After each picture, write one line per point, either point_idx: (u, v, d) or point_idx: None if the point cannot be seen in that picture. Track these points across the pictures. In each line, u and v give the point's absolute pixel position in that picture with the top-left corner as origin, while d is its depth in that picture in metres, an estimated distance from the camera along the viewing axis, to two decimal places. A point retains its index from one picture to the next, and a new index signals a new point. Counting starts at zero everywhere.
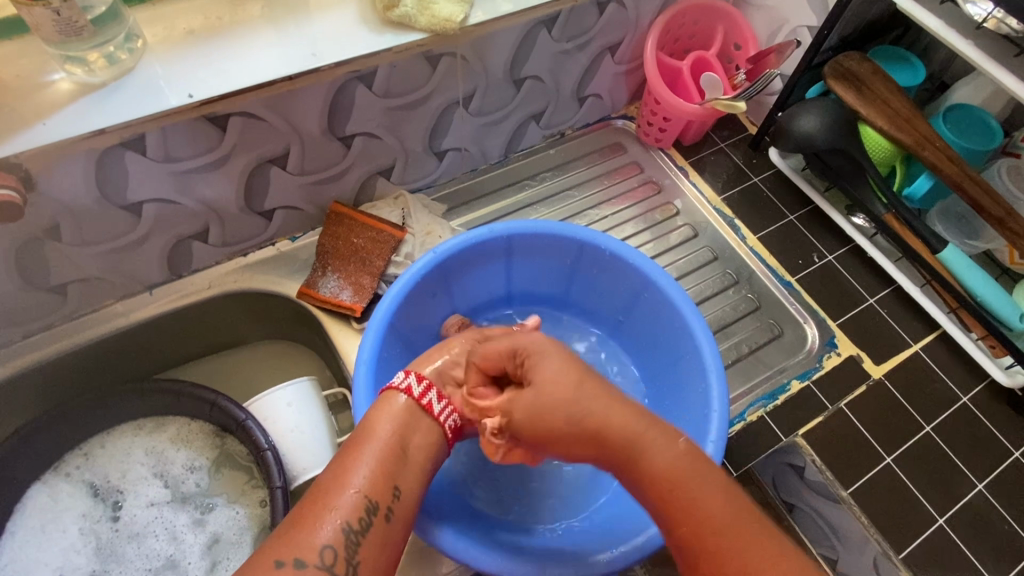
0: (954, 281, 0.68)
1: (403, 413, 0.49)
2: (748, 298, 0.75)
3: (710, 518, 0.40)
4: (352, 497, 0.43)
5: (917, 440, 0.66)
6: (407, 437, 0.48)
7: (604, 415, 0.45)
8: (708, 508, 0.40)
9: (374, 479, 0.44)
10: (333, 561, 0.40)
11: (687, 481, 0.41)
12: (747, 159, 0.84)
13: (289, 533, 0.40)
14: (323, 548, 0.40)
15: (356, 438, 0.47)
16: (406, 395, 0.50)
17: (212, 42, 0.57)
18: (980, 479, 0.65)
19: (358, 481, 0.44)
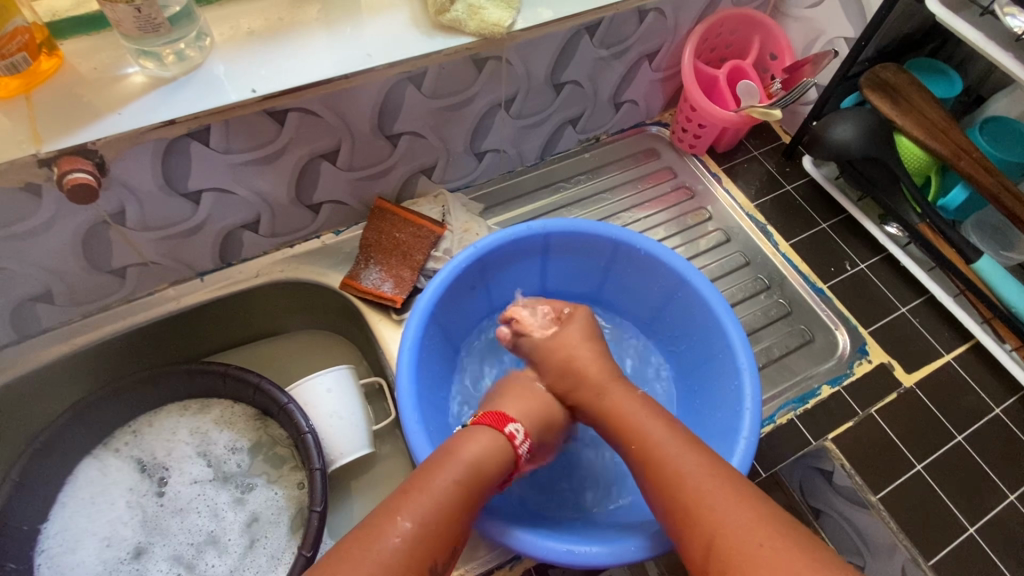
0: (988, 291, 0.68)
1: (492, 450, 0.51)
2: (779, 303, 0.76)
3: (676, 479, 0.46)
4: (438, 527, 0.45)
5: (949, 449, 0.66)
6: (494, 480, 0.50)
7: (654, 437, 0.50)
8: (671, 475, 0.47)
9: (459, 511, 0.46)
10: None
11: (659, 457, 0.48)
12: (780, 167, 0.86)
13: (377, 549, 0.42)
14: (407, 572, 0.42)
15: (448, 465, 0.48)
16: (505, 441, 0.52)
17: (273, 41, 0.60)
18: (1011, 491, 0.64)
19: (444, 510, 0.45)
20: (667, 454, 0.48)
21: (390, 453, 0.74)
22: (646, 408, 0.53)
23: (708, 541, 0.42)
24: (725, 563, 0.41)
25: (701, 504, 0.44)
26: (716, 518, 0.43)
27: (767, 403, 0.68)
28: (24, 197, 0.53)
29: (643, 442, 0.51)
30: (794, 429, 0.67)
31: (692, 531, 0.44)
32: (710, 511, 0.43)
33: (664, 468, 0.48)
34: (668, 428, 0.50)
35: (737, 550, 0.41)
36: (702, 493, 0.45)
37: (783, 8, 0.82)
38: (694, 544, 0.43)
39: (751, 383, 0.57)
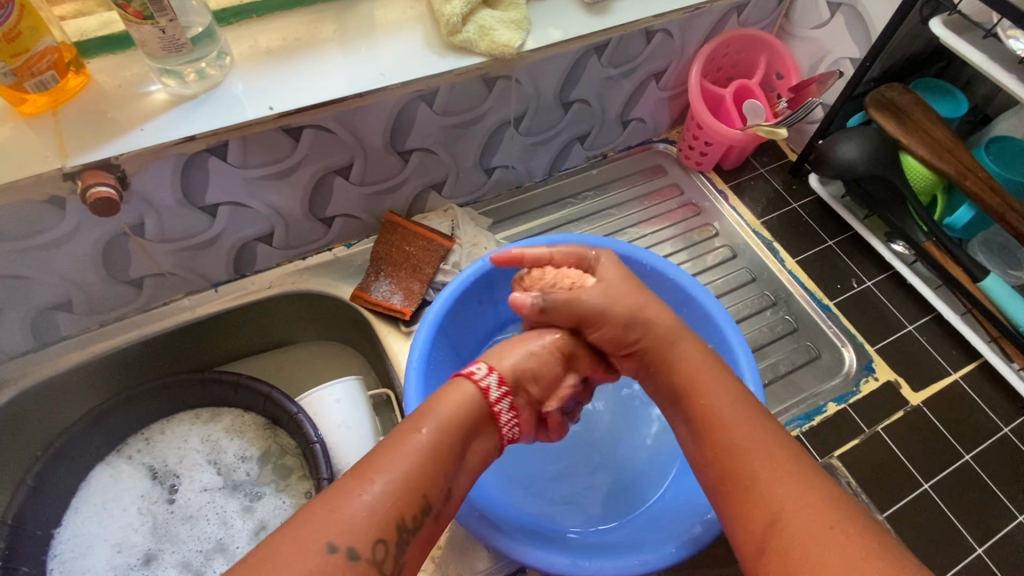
0: (995, 309, 0.68)
1: (471, 401, 0.48)
2: (786, 320, 0.76)
3: (744, 457, 0.44)
4: (407, 484, 0.41)
5: (956, 469, 0.66)
6: (474, 428, 0.47)
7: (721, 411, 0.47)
8: (743, 442, 0.45)
9: (435, 473, 0.43)
10: (384, 557, 0.38)
11: (721, 422, 0.46)
12: (787, 184, 0.86)
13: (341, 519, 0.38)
14: (375, 537, 0.38)
15: (423, 417, 0.46)
16: (479, 392, 0.49)
17: (290, 60, 0.62)
18: (1021, 512, 0.64)
19: (410, 462, 0.42)
20: (747, 430, 0.45)
21: None
22: (713, 367, 0.51)
23: (773, 514, 0.40)
24: (792, 541, 0.39)
25: (769, 486, 0.42)
26: (786, 499, 0.41)
27: (772, 419, 0.69)
28: (48, 210, 0.55)
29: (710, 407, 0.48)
30: (800, 446, 0.67)
31: (755, 504, 0.42)
32: (774, 492, 0.41)
33: (732, 434, 0.45)
34: (738, 397, 0.48)
35: (803, 536, 0.38)
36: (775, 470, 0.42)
37: (789, 29, 0.83)
38: (753, 518, 0.41)
39: (755, 399, 0.58)
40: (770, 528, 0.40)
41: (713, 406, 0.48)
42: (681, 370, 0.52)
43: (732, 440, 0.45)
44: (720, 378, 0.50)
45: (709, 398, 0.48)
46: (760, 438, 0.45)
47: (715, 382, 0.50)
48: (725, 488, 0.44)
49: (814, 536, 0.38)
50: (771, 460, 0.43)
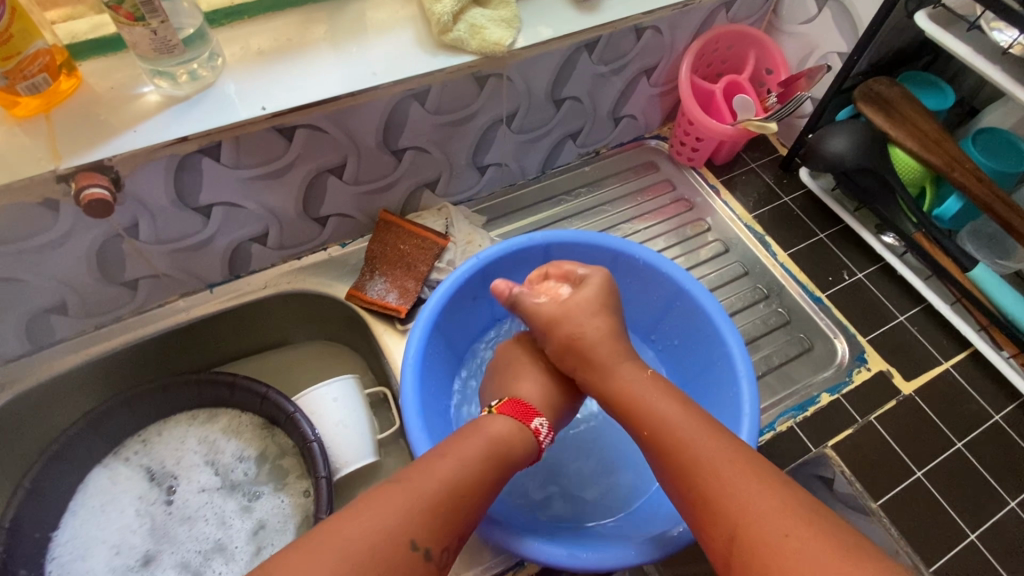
0: (984, 298, 0.69)
1: (515, 436, 0.53)
2: (778, 312, 0.77)
3: (698, 477, 0.46)
4: (459, 493, 0.46)
5: (948, 456, 0.67)
6: (517, 460, 0.51)
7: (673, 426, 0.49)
8: (696, 457, 0.46)
9: (488, 493, 0.48)
10: (446, 564, 0.43)
11: (673, 438, 0.49)
12: (778, 178, 0.87)
13: (405, 504, 0.43)
14: (443, 545, 0.43)
15: (480, 436, 0.50)
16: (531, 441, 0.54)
17: (282, 61, 0.63)
18: (1011, 497, 0.65)
19: (462, 470, 0.47)
20: (699, 448, 0.47)
21: (394, 463, 0.75)
22: (657, 389, 0.53)
23: (730, 532, 0.42)
24: (753, 555, 0.40)
25: (725, 501, 0.43)
26: (739, 511, 0.42)
27: (766, 410, 0.69)
28: (42, 212, 0.55)
29: (655, 427, 0.50)
30: (793, 436, 0.67)
31: (713, 520, 0.43)
32: (727, 507, 0.43)
33: (685, 454, 0.47)
34: (684, 409, 0.50)
35: (760, 548, 0.40)
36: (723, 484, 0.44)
37: (778, 24, 0.84)
38: (716, 537, 0.43)
39: (749, 390, 0.58)
40: (731, 546, 0.42)
41: (663, 428, 0.50)
42: (629, 397, 0.54)
43: (685, 460, 0.47)
44: (664, 398, 0.52)
45: (657, 420, 0.50)
46: (713, 454, 0.46)
47: (660, 403, 0.52)
48: (688, 509, 0.46)
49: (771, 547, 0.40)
50: (724, 474, 0.45)
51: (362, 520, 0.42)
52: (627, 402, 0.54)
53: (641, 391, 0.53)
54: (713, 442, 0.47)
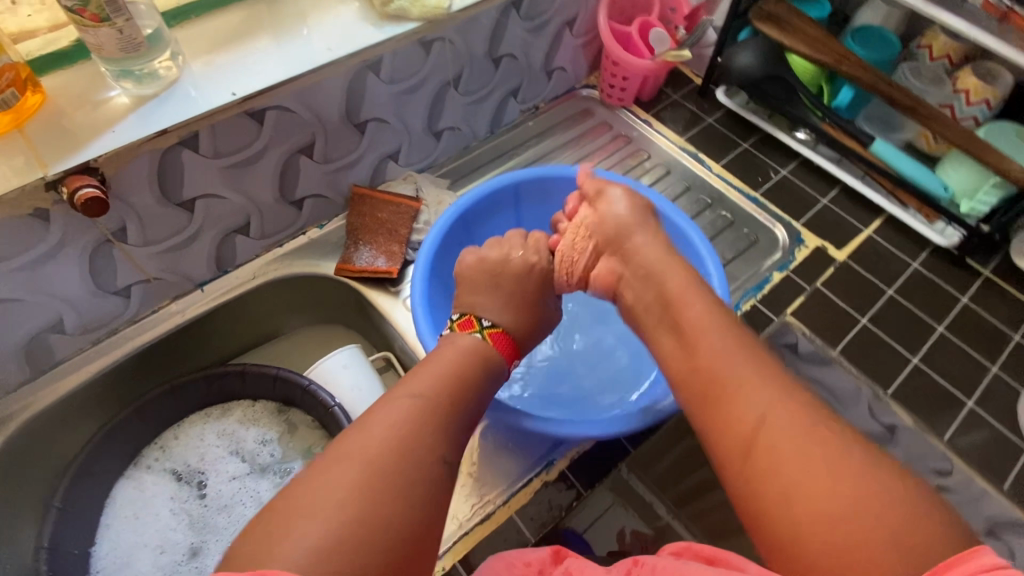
0: (886, 167, 0.82)
1: (482, 354, 0.54)
2: (723, 216, 0.86)
3: (733, 367, 0.45)
4: (455, 402, 0.48)
5: (884, 302, 0.78)
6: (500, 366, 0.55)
7: (700, 322, 0.49)
8: (718, 352, 0.46)
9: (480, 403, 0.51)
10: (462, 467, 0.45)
11: (701, 334, 0.48)
12: (699, 104, 0.97)
13: (416, 420, 0.44)
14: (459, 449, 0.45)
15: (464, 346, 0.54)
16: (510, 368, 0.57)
17: (239, 50, 0.66)
18: (938, 323, 0.77)
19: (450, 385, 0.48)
20: (720, 347, 0.46)
21: None
22: (688, 284, 0.54)
23: (757, 417, 0.41)
24: (775, 442, 0.40)
25: (746, 392, 0.43)
26: (767, 401, 0.42)
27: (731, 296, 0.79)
28: (33, 225, 0.56)
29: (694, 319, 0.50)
30: (757, 312, 0.77)
31: (734, 410, 0.43)
32: (755, 396, 0.42)
33: (714, 349, 0.47)
34: (713, 307, 0.51)
35: (789, 439, 0.39)
36: (747, 378, 0.44)
37: None
38: (737, 422, 0.42)
39: (714, 268, 0.69)
40: (757, 435, 0.41)
41: (696, 322, 0.50)
42: (672, 291, 0.54)
43: (720, 358, 0.46)
44: (694, 299, 0.52)
45: (692, 324, 0.50)
46: (734, 352, 0.46)
47: (699, 303, 0.52)
48: (710, 403, 0.45)
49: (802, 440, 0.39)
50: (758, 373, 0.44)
51: (383, 434, 0.42)
52: (663, 318, 0.53)
53: (679, 302, 0.53)
54: (732, 339, 0.47)
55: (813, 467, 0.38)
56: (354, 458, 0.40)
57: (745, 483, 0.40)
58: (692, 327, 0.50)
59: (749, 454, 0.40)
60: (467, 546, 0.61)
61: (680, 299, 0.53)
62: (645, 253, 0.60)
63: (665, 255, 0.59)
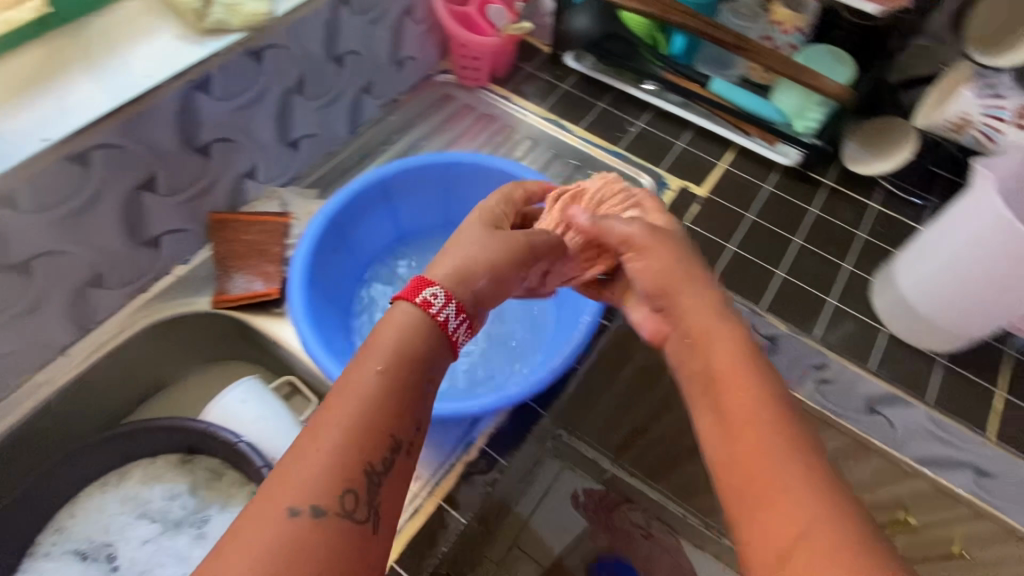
0: (727, 103, 0.89)
1: (424, 334, 0.45)
2: (592, 175, 0.90)
3: (747, 430, 0.40)
4: (400, 402, 0.41)
5: (746, 226, 0.85)
6: (413, 351, 0.44)
7: (727, 367, 0.44)
8: (746, 404, 0.42)
9: (394, 416, 0.41)
10: (354, 505, 0.37)
11: (729, 384, 0.43)
12: (552, 72, 1.00)
13: (295, 485, 0.36)
14: (345, 492, 0.37)
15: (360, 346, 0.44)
16: (420, 310, 0.46)
17: (43, 91, 0.60)
18: (794, 236, 0.84)
19: (388, 384, 0.41)
20: (742, 399, 0.42)
21: None
22: (712, 312, 0.49)
23: (780, 481, 0.37)
24: (784, 511, 0.36)
25: (760, 450, 0.39)
26: (782, 463, 0.38)
27: None
28: None
29: (716, 356, 0.46)
30: None
31: (753, 465, 0.39)
32: (770, 453, 0.39)
33: (732, 399, 0.42)
34: (737, 346, 0.45)
35: (845, 554, 0.33)
36: (764, 435, 0.40)
37: None
38: (749, 483, 0.39)
39: None
40: (803, 550, 0.34)
41: (714, 360, 0.45)
42: (695, 319, 0.49)
43: (749, 432, 0.40)
44: (723, 340, 0.46)
45: (731, 386, 0.43)
46: (746, 408, 0.41)
47: (720, 341, 0.46)
48: (753, 495, 0.38)
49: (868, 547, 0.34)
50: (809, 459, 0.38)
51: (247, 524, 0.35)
52: (702, 386, 0.46)
53: (710, 359, 0.46)
54: (755, 393, 0.42)
55: (816, 545, 0.34)
56: (209, 557, 0.34)
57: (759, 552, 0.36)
58: (717, 372, 0.45)
59: (796, 559, 0.34)
60: (403, 543, 0.61)
61: (707, 352, 0.46)
62: (679, 281, 0.52)
63: (682, 261, 0.54)
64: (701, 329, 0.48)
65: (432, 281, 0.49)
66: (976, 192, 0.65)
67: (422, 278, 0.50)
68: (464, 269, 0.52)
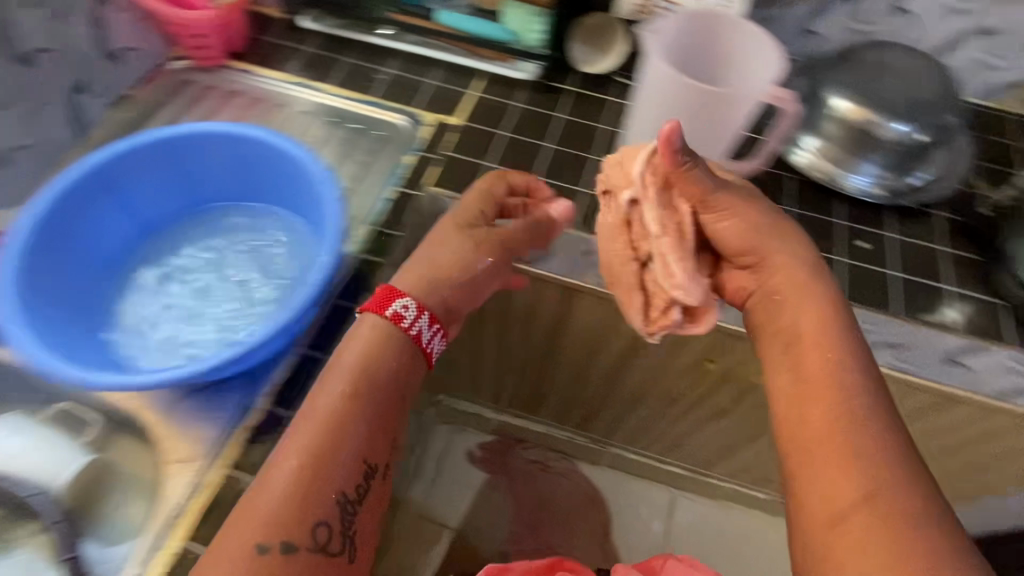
0: (460, 33, 0.92)
1: (396, 352, 0.62)
2: (349, 128, 0.91)
3: (838, 394, 0.55)
4: (354, 436, 0.57)
5: (504, 143, 0.87)
6: (378, 382, 0.60)
7: (808, 330, 0.60)
8: (825, 373, 0.56)
9: (370, 440, 0.58)
10: (325, 538, 0.53)
11: (815, 348, 0.58)
12: (292, 38, 0.98)
13: (297, 484, 0.53)
14: (318, 524, 0.53)
15: (350, 386, 0.59)
16: (406, 335, 0.63)
17: None
18: (547, 141, 0.88)
19: (340, 411, 0.57)
20: (839, 375, 0.56)
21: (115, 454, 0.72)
22: (792, 260, 0.64)
23: (867, 492, 0.49)
24: (851, 523, 0.49)
25: (858, 467, 0.51)
26: (873, 479, 0.50)
27: (373, 193, 0.84)
28: None
29: (804, 316, 0.61)
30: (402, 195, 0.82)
31: (830, 479, 0.52)
32: (865, 467, 0.51)
33: (825, 373, 0.56)
34: (848, 336, 0.59)
35: (900, 508, 0.48)
36: (861, 443, 0.52)
37: None
38: (835, 489, 0.51)
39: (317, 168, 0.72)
40: (858, 508, 0.49)
41: (794, 321, 0.61)
42: (784, 271, 0.63)
43: (824, 380, 0.56)
44: (811, 296, 0.61)
45: (799, 302, 0.62)
46: (875, 412, 0.54)
47: (820, 327, 0.59)
48: (822, 542, 0.50)
49: (929, 495, 0.49)
50: (884, 431, 0.52)
51: (261, 511, 0.52)
52: (761, 312, 0.65)
53: (796, 322, 0.61)
54: (865, 373, 0.56)
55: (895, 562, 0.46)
56: (232, 529, 0.51)
57: (823, 547, 0.50)
58: (807, 339, 0.59)
59: (841, 522, 0.50)
60: (189, 522, 0.60)
61: (796, 312, 0.61)
62: (761, 246, 0.64)
63: (746, 233, 0.64)
64: (789, 288, 0.63)
65: (399, 292, 0.64)
66: (654, 66, 0.69)
67: (388, 286, 0.65)
68: (466, 260, 0.68)
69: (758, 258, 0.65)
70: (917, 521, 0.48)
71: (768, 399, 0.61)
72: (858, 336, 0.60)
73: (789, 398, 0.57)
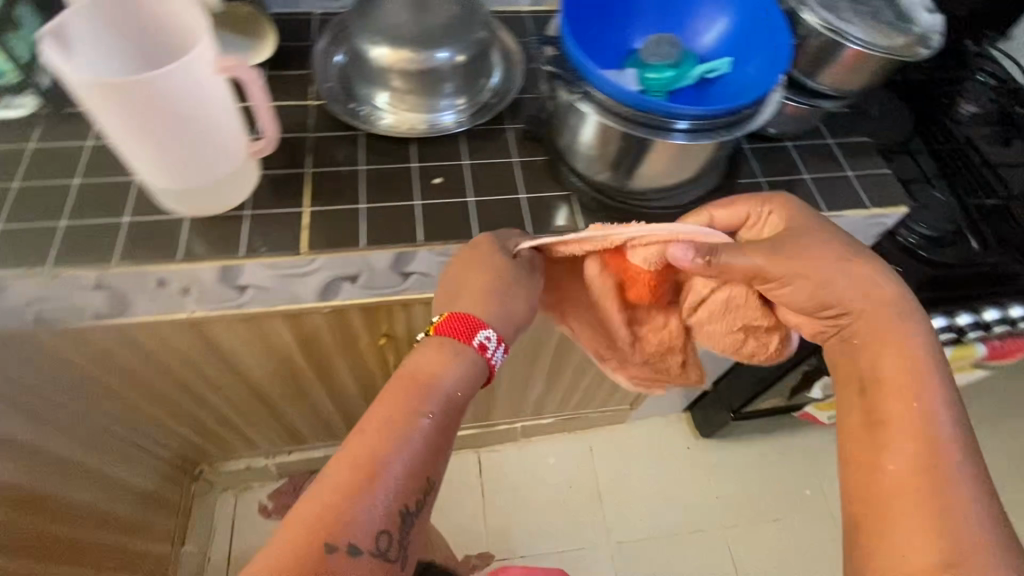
0: None
1: (461, 374, 0.64)
2: None
3: (897, 431, 0.60)
4: (434, 458, 0.61)
5: (19, 196, 0.73)
6: (439, 387, 0.63)
7: (886, 372, 0.64)
8: (899, 411, 0.61)
9: (425, 461, 0.61)
10: (386, 543, 0.58)
11: (892, 395, 0.62)
12: None
13: (337, 498, 0.56)
14: (377, 532, 0.57)
15: (407, 387, 0.63)
16: (484, 359, 0.66)
17: None
18: (75, 177, 0.75)
19: (404, 421, 0.61)
20: (925, 421, 0.60)
21: None
22: (829, 261, 0.65)
23: (935, 553, 0.53)
24: (884, 544, 0.56)
25: (927, 506, 0.56)
26: (946, 528, 0.54)
27: None
28: None
29: (905, 358, 0.63)
30: None
31: (901, 520, 0.56)
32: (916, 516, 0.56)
33: (912, 425, 0.60)
34: (916, 341, 0.64)
35: None
36: (932, 487, 0.57)
37: None
38: (905, 532, 0.56)
39: None
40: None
41: (875, 364, 0.64)
42: (867, 320, 0.65)
43: (915, 432, 0.60)
44: (909, 341, 0.64)
45: (894, 342, 0.64)
46: (930, 466, 0.58)
47: (896, 328, 0.65)
48: (871, 532, 0.58)
49: (993, 555, 0.53)
50: (986, 514, 0.55)
51: (313, 510, 0.56)
52: (865, 350, 0.66)
53: (877, 365, 0.64)
54: (936, 416, 0.60)
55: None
56: (296, 519, 0.56)
57: (868, 548, 0.57)
58: (879, 377, 0.64)
59: None
60: None
61: (875, 356, 0.65)
62: (801, 266, 0.64)
63: (837, 264, 0.65)
64: (867, 333, 0.66)
65: (482, 321, 0.66)
66: (55, 63, 0.55)
67: (457, 312, 0.67)
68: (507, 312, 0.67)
69: (755, 223, 0.70)
70: (978, 556, 0.52)
71: (842, 421, 0.67)
72: (953, 394, 0.62)
73: (857, 451, 0.63)
